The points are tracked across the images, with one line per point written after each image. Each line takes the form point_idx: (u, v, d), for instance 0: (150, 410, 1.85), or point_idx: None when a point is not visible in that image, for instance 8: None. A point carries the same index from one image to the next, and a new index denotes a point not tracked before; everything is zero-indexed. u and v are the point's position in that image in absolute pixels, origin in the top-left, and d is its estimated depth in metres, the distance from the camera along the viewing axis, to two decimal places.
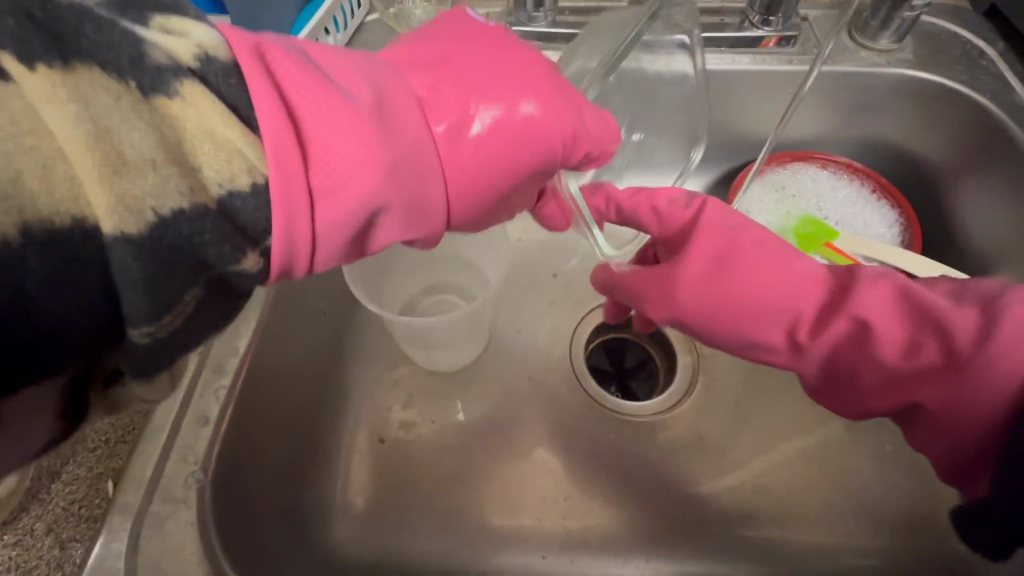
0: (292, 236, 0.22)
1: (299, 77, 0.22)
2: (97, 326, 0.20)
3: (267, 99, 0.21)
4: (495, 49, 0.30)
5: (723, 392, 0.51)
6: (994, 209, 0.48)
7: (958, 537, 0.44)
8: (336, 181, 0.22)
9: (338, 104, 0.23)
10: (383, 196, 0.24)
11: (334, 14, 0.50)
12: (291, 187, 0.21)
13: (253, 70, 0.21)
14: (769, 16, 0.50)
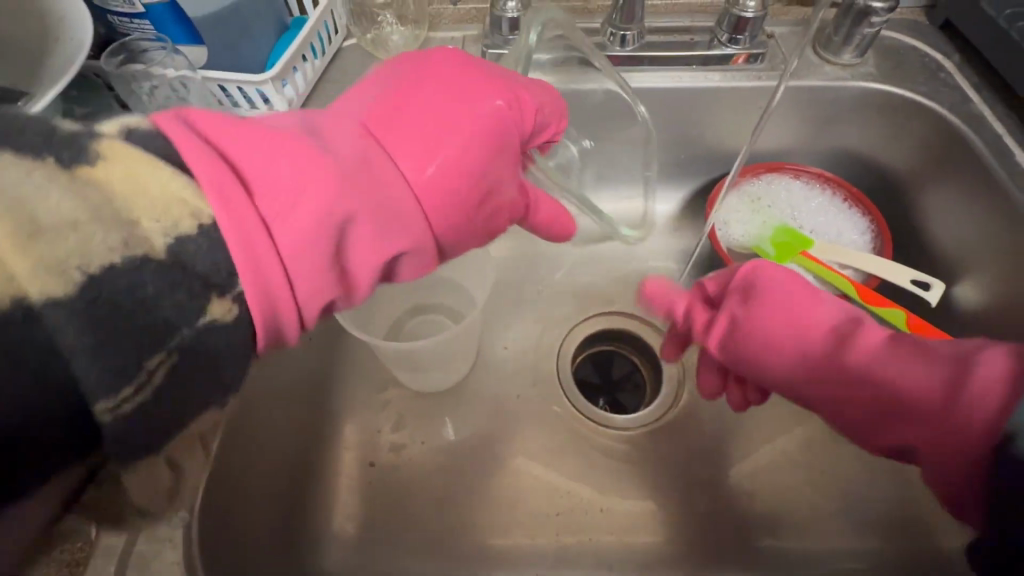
0: (255, 258, 0.25)
1: (227, 134, 0.26)
2: (62, 405, 0.21)
3: (199, 152, 0.25)
4: (410, 84, 0.34)
5: (709, 400, 0.53)
6: (960, 213, 0.50)
7: (945, 533, 0.45)
8: (289, 205, 0.26)
9: (269, 146, 0.27)
10: (340, 209, 0.27)
11: (311, 41, 0.52)
12: (244, 217, 0.24)
13: (185, 135, 0.25)
14: (737, 35, 0.52)
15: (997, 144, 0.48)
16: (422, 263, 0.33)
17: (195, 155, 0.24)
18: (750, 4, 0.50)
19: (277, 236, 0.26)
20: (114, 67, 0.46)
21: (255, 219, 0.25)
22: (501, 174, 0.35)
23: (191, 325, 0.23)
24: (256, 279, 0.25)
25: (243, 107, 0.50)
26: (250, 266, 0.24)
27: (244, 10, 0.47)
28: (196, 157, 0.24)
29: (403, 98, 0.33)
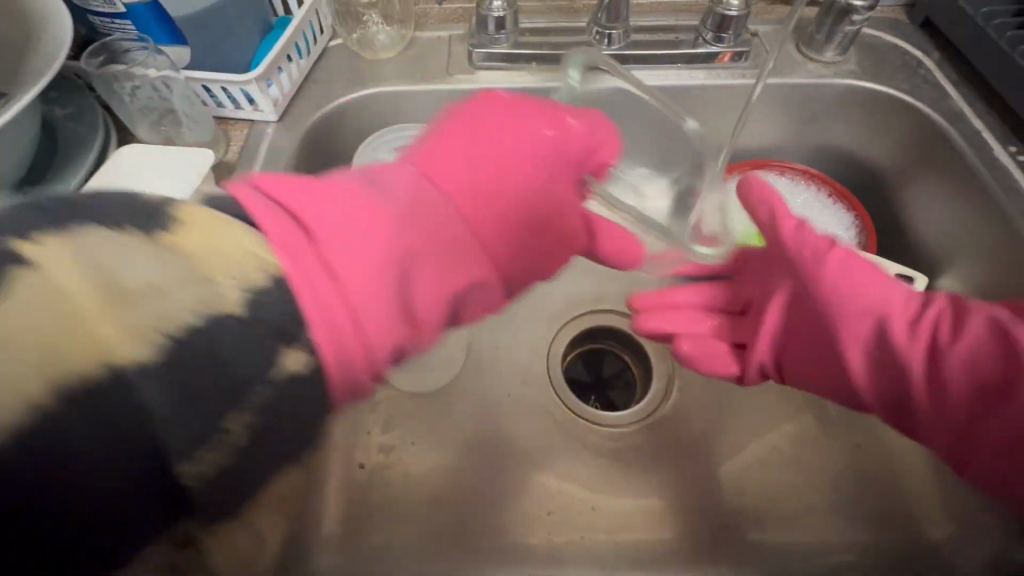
0: (325, 304, 0.24)
1: (291, 187, 0.27)
2: (143, 474, 0.21)
3: (267, 211, 0.26)
4: (462, 133, 0.37)
5: (698, 397, 0.54)
6: (941, 208, 0.50)
7: (932, 525, 0.46)
8: (363, 256, 0.27)
9: (334, 199, 0.28)
10: (404, 255, 0.29)
11: (296, 41, 0.51)
12: (319, 273, 0.25)
13: (262, 205, 0.26)
14: (721, 33, 0.52)
15: (975, 139, 0.49)
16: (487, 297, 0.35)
17: (274, 222, 0.25)
18: (733, 3, 0.50)
19: (344, 279, 0.26)
20: (95, 67, 0.46)
21: (330, 273, 0.25)
22: (561, 197, 0.38)
23: (265, 380, 0.23)
24: (334, 334, 0.25)
25: (228, 108, 0.50)
26: (325, 317, 0.24)
27: (227, 8, 0.46)
28: (274, 222, 0.25)
29: (460, 147, 0.36)
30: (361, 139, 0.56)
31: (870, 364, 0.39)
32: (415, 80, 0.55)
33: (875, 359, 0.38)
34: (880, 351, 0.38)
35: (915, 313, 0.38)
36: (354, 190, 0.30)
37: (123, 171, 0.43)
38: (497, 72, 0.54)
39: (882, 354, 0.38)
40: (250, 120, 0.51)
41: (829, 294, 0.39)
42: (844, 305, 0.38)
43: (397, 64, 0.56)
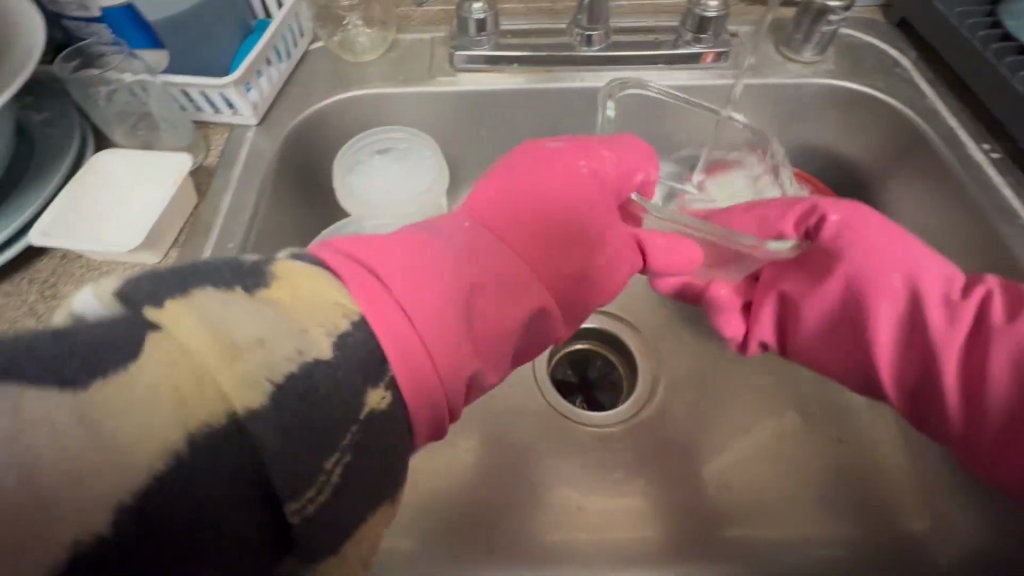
0: (409, 346, 0.25)
1: (362, 243, 0.28)
2: (262, 522, 0.21)
3: (343, 263, 0.26)
4: (510, 176, 0.40)
5: (683, 396, 0.54)
6: (918, 205, 0.51)
7: (912, 518, 0.47)
8: (447, 305, 0.28)
9: (403, 248, 0.29)
10: (477, 300, 0.30)
11: (276, 45, 0.51)
12: (411, 325, 0.26)
13: (347, 264, 0.26)
14: (701, 34, 0.53)
15: (950, 136, 0.49)
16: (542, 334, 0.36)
17: (365, 281, 0.26)
18: (712, 4, 0.51)
19: (421, 321, 0.26)
20: (68, 71, 0.45)
21: (422, 324, 0.26)
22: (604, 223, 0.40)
23: (355, 419, 0.24)
24: (425, 385, 0.26)
25: (207, 112, 0.49)
26: (416, 369, 0.25)
27: (205, 13, 0.46)
28: (365, 282, 0.26)
29: (506, 188, 0.39)
30: (343, 142, 0.56)
31: (905, 352, 0.41)
32: (397, 82, 0.54)
33: (907, 346, 0.41)
34: (916, 338, 0.40)
35: (943, 315, 0.40)
36: (418, 239, 0.31)
37: (102, 177, 0.43)
38: (479, 75, 0.54)
39: (915, 340, 0.40)
40: (229, 124, 0.50)
41: (864, 286, 0.42)
42: (878, 298, 0.41)
43: (379, 67, 0.56)
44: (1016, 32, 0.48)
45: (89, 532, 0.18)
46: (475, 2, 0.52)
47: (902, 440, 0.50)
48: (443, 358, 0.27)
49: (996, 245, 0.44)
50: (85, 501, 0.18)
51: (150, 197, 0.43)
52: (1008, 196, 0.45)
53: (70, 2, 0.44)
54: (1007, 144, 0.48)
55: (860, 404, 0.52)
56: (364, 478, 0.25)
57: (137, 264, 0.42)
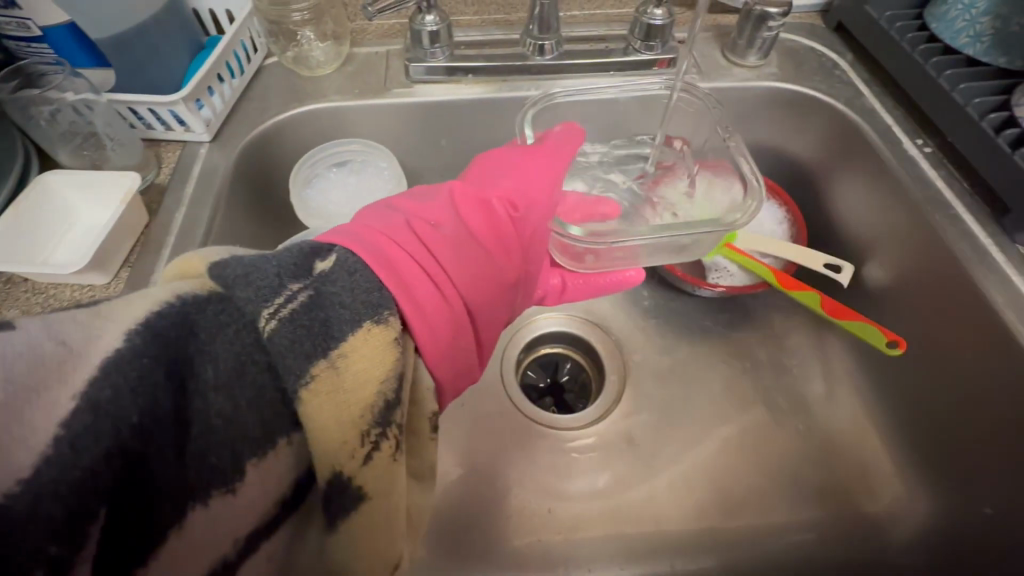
0: (433, 322, 0.28)
1: (371, 232, 0.30)
2: (260, 383, 0.23)
3: (359, 247, 0.27)
4: (502, 163, 0.41)
5: (649, 393, 0.55)
6: (862, 199, 0.53)
7: (869, 501, 0.48)
8: (434, 259, 0.31)
9: (410, 235, 0.31)
10: (466, 258, 0.32)
11: (227, 60, 0.51)
12: (408, 274, 0.28)
13: (363, 248, 0.27)
14: (649, 41, 0.54)
15: (886, 133, 0.52)
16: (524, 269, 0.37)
17: (360, 240, 0.28)
18: (657, 13, 0.52)
19: (440, 302, 0.29)
20: (7, 93, 0.43)
21: (418, 274, 0.29)
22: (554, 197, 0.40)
23: (295, 276, 0.24)
24: (427, 325, 0.28)
25: (157, 129, 0.49)
26: (416, 311, 0.27)
27: (153, 31, 0.46)
28: (362, 242, 0.28)
29: (489, 174, 0.40)
30: (301, 155, 0.56)
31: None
32: (354, 95, 0.55)
33: None
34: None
35: None
36: (420, 223, 0.32)
37: (44, 201, 0.42)
38: (435, 86, 0.55)
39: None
40: (181, 140, 0.50)
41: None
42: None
43: (335, 81, 0.56)
44: (940, 34, 0.51)
45: (96, 393, 0.19)
46: (427, 15, 0.52)
47: (855, 425, 0.52)
48: (439, 302, 0.29)
49: (931, 237, 0.46)
50: (78, 373, 0.19)
51: (96, 225, 0.42)
52: (939, 188, 0.48)
53: (8, 22, 0.43)
54: (938, 139, 0.51)
55: (816, 393, 0.54)
56: (348, 318, 0.24)
57: (85, 285, 0.41)
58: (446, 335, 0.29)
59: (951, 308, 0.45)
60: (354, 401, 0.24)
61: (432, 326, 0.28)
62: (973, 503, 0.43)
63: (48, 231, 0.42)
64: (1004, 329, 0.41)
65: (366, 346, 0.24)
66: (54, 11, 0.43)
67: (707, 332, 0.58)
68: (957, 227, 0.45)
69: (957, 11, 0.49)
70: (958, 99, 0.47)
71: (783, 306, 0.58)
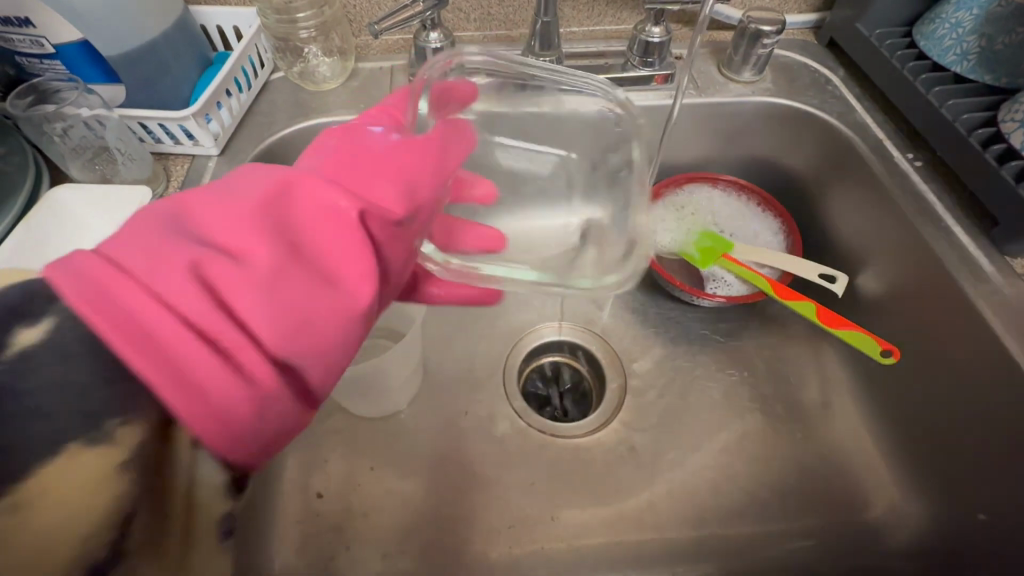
0: (174, 385, 0.22)
1: (116, 259, 0.23)
2: None
3: (75, 286, 0.21)
4: (351, 153, 0.33)
5: (649, 401, 0.56)
6: (854, 211, 0.55)
7: (864, 507, 0.50)
8: (188, 290, 0.23)
9: (164, 258, 0.23)
10: (285, 299, 0.25)
11: (235, 76, 0.52)
12: (139, 321, 0.22)
13: (84, 285, 0.21)
14: (648, 58, 0.56)
15: (878, 147, 0.53)
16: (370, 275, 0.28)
17: (99, 296, 0.21)
18: (655, 30, 0.54)
19: (188, 354, 0.22)
20: (20, 108, 0.45)
21: (201, 341, 0.23)
22: (399, 195, 0.32)
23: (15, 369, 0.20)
24: (216, 416, 0.23)
25: (166, 143, 0.50)
26: (196, 400, 0.22)
27: (162, 48, 0.47)
28: (104, 299, 0.21)
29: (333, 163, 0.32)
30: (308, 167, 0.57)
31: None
32: (359, 109, 0.56)
33: None
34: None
35: None
36: (188, 238, 0.25)
37: (53, 214, 0.43)
38: None
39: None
40: (190, 154, 0.51)
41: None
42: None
43: (340, 96, 0.57)
44: (928, 52, 0.52)
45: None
46: (431, 33, 0.53)
47: (850, 432, 0.53)
48: (235, 380, 0.23)
49: (923, 247, 0.48)
50: None
51: (103, 230, 0.42)
52: (930, 201, 0.49)
53: (22, 40, 0.44)
54: (928, 154, 0.52)
55: (814, 402, 0.55)
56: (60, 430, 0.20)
57: None
58: (252, 420, 0.24)
59: (945, 318, 0.46)
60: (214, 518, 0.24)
61: (226, 415, 0.23)
62: (968, 510, 0.44)
63: (58, 237, 0.42)
64: (995, 339, 0.42)
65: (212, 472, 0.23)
66: (68, 30, 0.43)
67: (705, 340, 0.58)
68: (946, 238, 0.47)
69: (944, 30, 0.51)
70: (946, 115, 0.49)
71: (779, 315, 0.59)
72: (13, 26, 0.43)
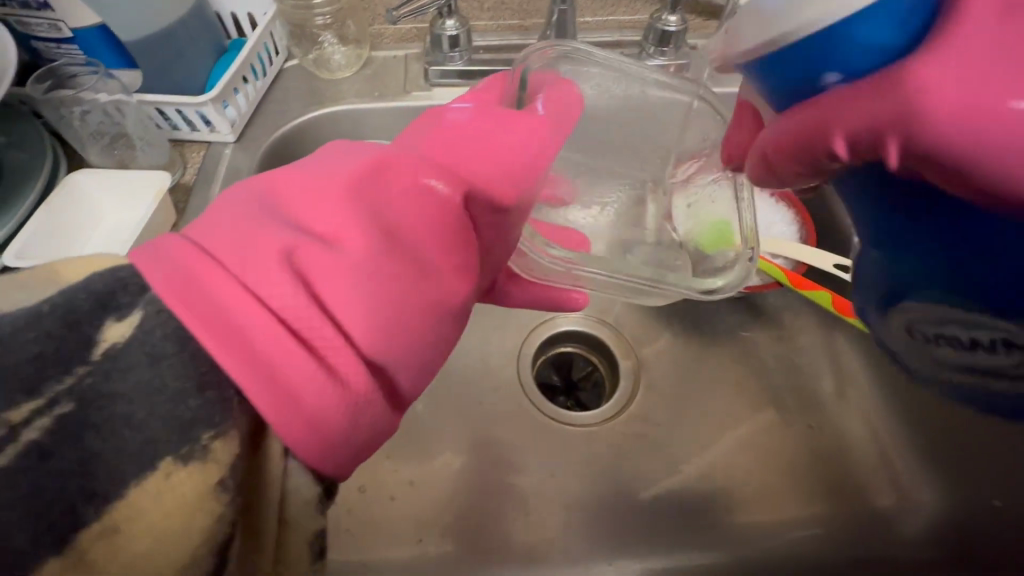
0: (269, 382, 0.22)
1: (213, 255, 0.24)
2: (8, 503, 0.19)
3: (173, 286, 0.22)
4: (439, 132, 0.31)
5: (664, 392, 0.56)
6: None
7: (879, 495, 0.50)
8: (280, 287, 0.23)
9: (254, 254, 0.24)
10: (375, 293, 0.25)
11: (252, 63, 0.52)
12: (235, 318, 0.22)
13: (182, 283, 0.22)
14: (663, 47, 0.56)
15: None
16: (454, 268, 0.28)
17: (200, 295, 0.22)
18: (671, 19, 0.54)
19: (281, 352, 0.22)
20: (40, 93, 0.45)
21: (293, 339, 0.23)
22: (489, 176, 0.29)
23: (100, 356, 0.21)
24: (309, 420, 0.23)
25: (182, 129, 0.49)
26: (287, 405, 0.22)
27: (180, 34, 0.47)
28: (200, 295, 0.22)
29: (422, 146, 0.30)
30: None
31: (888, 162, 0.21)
32: (373, 98, 0.55)
33: None
34: (985, 190, 0.20)
35: None
36: (277, 232, 0.25)
37: (70, 198, 0.43)
38: (452, 88, 0.56)
39: (965, 188, 0.20)
40: (206, 141, 0.50)
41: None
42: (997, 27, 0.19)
43: (354, 84, 0.56)
44: None
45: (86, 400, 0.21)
46: (449, 20, 0.53)
47: (865, 422, 0.53)
48: (326, 381, 0.23)
49: None
50: None
51: (124, 224, 0.43)
52: None
53: (40, 24, 0.44)
54: None
55: (828, 392, 0.55)
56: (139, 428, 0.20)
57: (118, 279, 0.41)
58: (344, 426, 0.24)
59: None
60: (308, 518, 0.26)
61: (317, 419, 0.23)
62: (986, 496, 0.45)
63: (80, 225, 0.43)
64: None
65: (305, 481, 0.24)
66: (85, 14, 0.44)
67: (721, 332, 0.58)
68: None
69: None
70: None
71: (793, 306, 0.59)
72: (32, 10, 0.43)
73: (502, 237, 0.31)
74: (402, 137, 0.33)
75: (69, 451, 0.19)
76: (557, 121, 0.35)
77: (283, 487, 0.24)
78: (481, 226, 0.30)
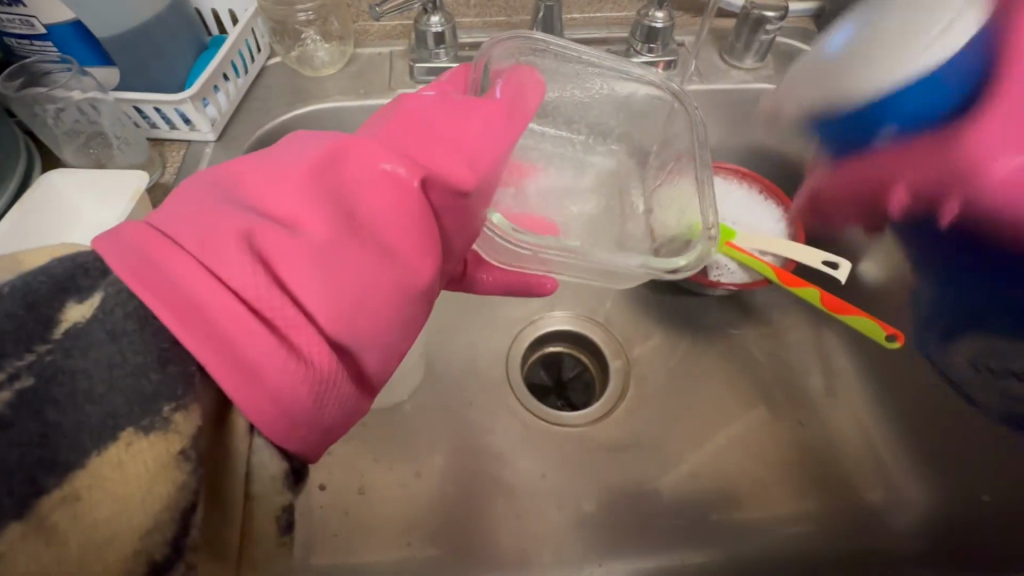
0: (232, 363, 0.22)
1: (174, 237, 0.23)
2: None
3: (131, 267, 0.22)
4: (407, 116, 0.30)
5: (652, 391, 0.55)
6: None
7: (867, 491, 0.50)
8: (242, 269, 0.23)
9: (215, 236, 0.24)
10: (339, 277, 0.25)
11: (232, 59, 0.51)
12: (197, 299, 0.22)
13: (141, 264, 0.22)
14: (650, 44, 0.55)
15: None
16: (422, 253, 0.27)
17: (160, 277, 0.22)
18: (659, 15, 0.53)
19: (243, 333, 0.22)
20: (11, 90, 0.44)
21: (255, 319, 0.23)
22: (454, 160, 0.29)
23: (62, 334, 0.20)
24: (272, 400, 0.23)
25: (161, 128, 0.49)
26: (252, 385, 0.22)
27: (157, 30, 0.45)
28: (160, 277, 0.22)
29: (388, 128, 0.30)
30: None
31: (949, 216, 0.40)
32: (357, 95, 0.55)
33: None
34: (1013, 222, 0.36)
35: None
36: (240, 215, 0.25)
37: (46, 199, 0.42)
38: None
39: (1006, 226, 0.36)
40: (186, 140, 0.49)
41: None
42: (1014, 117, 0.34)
43: (338, 82, 0.56)
44: None
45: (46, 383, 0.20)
46: (433, 16, 0.52)
47: (853, 418, 0.54)
48: (288, 362, 0.23)
49: None
50: None
51: (97, 218, 0.41)
52: None
53: (12, 20, 0.43)
54: None
55: (816, 389, 0.55)
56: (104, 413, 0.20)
57: None
58: (307, 403, 0.24)
59: None
60: (276, 497, 0.25)
61: (280, 400, 0.23)
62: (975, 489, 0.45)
63: (51, 220, 0.41)
64: None
65: (270, 458, 0.24)
66: (60, 10, 0.42)
67: (710, 328, 0.58)
68: None
69: None
70: None
71: (783, 304, 0.59)
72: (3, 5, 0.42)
73: (471, 221, 0.31)
74: (373, 119, 0.32)
75: (30, 422, 0.19)
76: (516, 97, 0.34)
77: (249, 464, 0.24)
78: (450, 211, 0.29)
